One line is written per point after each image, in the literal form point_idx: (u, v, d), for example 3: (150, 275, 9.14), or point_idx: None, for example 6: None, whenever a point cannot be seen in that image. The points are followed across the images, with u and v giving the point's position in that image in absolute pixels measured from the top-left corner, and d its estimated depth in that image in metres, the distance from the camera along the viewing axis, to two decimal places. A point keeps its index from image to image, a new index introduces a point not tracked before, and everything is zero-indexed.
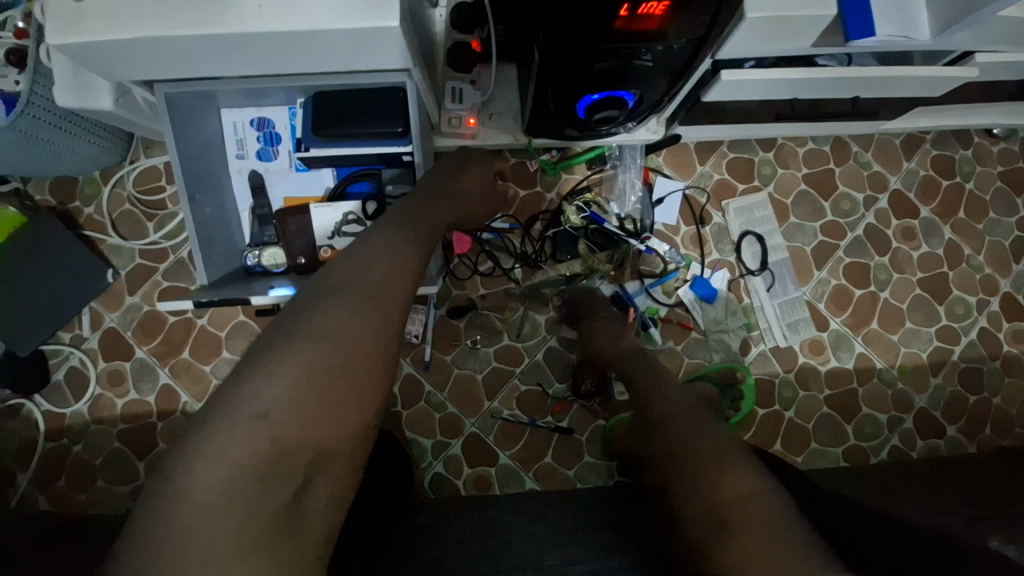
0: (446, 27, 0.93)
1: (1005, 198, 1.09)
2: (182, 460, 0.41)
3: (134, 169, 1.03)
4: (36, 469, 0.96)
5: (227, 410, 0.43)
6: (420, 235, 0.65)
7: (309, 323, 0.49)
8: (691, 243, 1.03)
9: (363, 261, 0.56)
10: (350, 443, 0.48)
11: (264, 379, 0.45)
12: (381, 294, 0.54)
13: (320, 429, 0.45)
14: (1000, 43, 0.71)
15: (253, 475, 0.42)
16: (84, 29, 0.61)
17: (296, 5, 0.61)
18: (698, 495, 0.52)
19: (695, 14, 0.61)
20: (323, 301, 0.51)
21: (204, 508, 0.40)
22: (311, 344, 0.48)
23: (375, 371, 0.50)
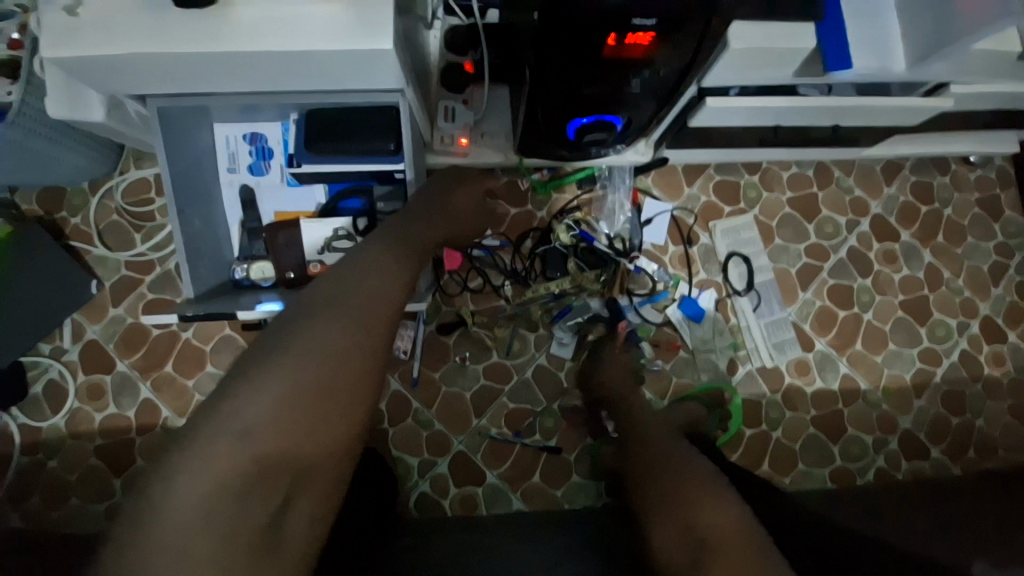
0: (439, 49, 0.94)
1: (982, 223, 1.12)
2: (158, 477, 0.40)
3: (125, 180, 1.02)
4: (10, 484, 0.93)
5: (209, 427, 0.42)
6: (408, 253, 0.65)
7: (294, 339, 0.48)
8: (679, 263, 1.04)
9: (349, 276, 0.56)
10: (331, 459, 0.47)
11: (251, 396, 0.44)
12: (366, 310, 0.54)
13: (302, 447, 0.45)
14: (971, 76, 0.74)
15: (233, 494, 0.41)
16: (79, 43, 0.61)
17: (292, 25, 0.62)
18: (669, 529, 0.52)
19: (679, 45, 0.63)
20: (307, 316, 0.50)
21: (183, 527, 0.39)
22: (296, 361, 0.47)
23: (358, 387, 0.50)
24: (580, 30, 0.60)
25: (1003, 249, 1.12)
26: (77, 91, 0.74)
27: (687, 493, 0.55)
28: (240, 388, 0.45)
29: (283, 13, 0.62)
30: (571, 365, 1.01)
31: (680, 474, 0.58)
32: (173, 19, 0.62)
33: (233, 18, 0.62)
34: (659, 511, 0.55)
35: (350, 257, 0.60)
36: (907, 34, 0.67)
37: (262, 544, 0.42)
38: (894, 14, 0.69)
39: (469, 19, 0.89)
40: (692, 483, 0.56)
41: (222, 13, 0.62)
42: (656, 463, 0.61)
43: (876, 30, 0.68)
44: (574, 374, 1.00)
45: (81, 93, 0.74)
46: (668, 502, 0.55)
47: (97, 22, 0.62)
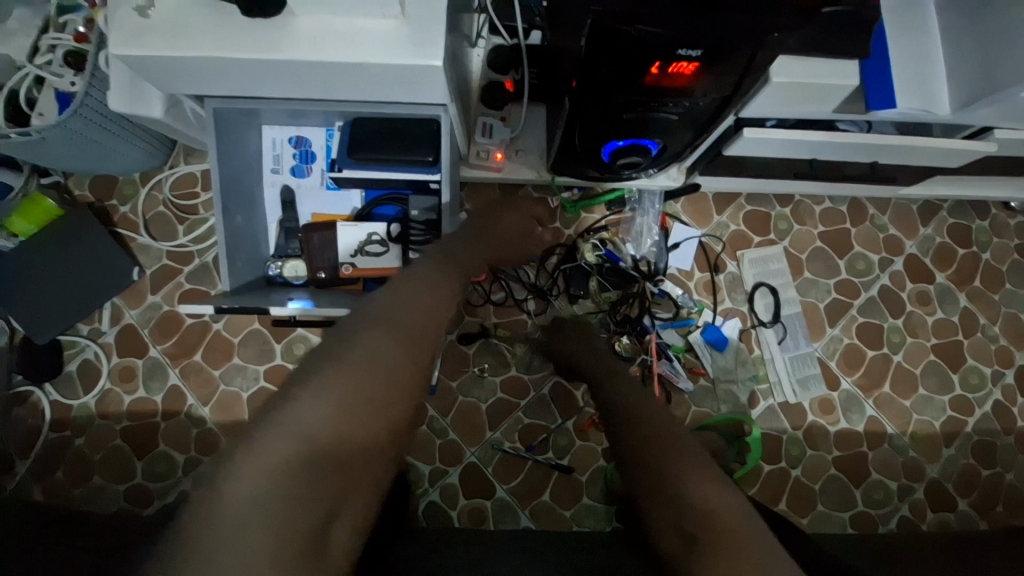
0: (482, 66, 0.97)
1: (1022, 270, 1.09)
2: (217, 476, 0.39)
3: (174, 174, 1.07)
4: (36, 459, 0.96)
5: (267, 425, 0.42)
6: (443, 262, 0.67)
7: (349, 348, 0.49)
8: (704, 289, 1.03)
9: (398, 292, 0.58)
10: (369, 471, 0.47)
11: (307, 399, 0.44)
12: (412, 326, 0.54)
13: (345, 454, 0.45)
14: (1019, 122, 0.73)
15: (290, 500, 0.40)
16: (148, 43, 0.65)
17: (349, 39, 0.65)
18: (661, 516, 0.48)
19: (722, 75, 0.64)
20: (361, 327, 0.51)
21: (234, 526, 0.38)
22: (351, 369, 0.47)
23: (402, 401, 0.50)
24: (626, 56, 0.61)
25: None
26: (139, 88, 0.79)
27: (672, 475, 0.50)
28: (295, 390, 0.45)
29: (342, 27, 0.65)
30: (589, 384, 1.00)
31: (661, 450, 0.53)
32: (238, 27, 0.65)
33: (294, 29, 0.65)
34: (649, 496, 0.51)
35: (400, 275, 0.61)
36: (954, 77, 0.67)
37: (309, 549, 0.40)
38: (942, 57, 0.69)
39: (513, 40, 0.92)
40: (674, 459, 0.51)
41: (284, 22, 0.65)
42: (636, 448, 0.55)
43: (923, 73, 0.68)
44: (591, 393, 1.00)
45: (143, 90, 0.79)
46: (654, 486, 0.51)
47: (167, 25, 0.66)
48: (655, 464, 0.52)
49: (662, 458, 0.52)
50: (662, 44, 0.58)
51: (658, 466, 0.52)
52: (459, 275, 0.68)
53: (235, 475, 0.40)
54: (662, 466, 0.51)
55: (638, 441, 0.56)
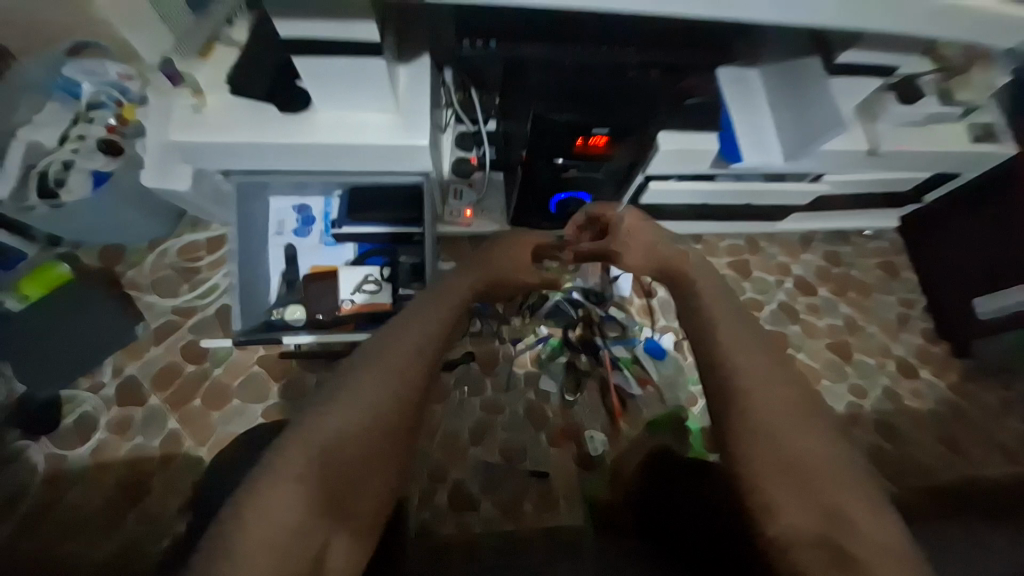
0: (452, 147, 1.22)
1: (884, 282, 1.40)
2: (236, 509, 0.54)
3: (179, 242, 1.21)
4: (20, 517, 0.99)
5: (278, 472, 0.56)
6: (438, 298, 0.75)
7: (344, 396, 0.62)
8: (643, 312, 1.26)
9: (390, 339, 0.68)
10: (362, 497, 0.60)
11: (307, 445, 0.58)
12: (401, 370, 0.65)
13: (346, 482, 0.59)
14: (837, 168, 1.03)
15: (290, 531, 0.53)
16: (198, 133, 0.85)
17: (358, 128, 0.89)
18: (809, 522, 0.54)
19: (625, 146, 0.92)
20: (356, 379, 0.64)
21: (247, 551, 0.51)
22: (344, 417, 0.61)
23: (390, 438, 0.62)
24: (558, 134, 0.88)
25: (904, 302, 1.38)
26: (170, 168, 0.97)
27: (810, 479, 0.56)
28: (300, 436, 0.59)
29: (352, 121, 0.89)
30: (557, 400, 1.15)
31: (799, 451, 0.58)
32: (272, 120, 0.87)
33: (315, 121, 0.88)
34: (783, 490, 0.57)
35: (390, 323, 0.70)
36: (783, 137, 0.95)
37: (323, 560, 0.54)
38: (773, 123, 0.97)
39: (474, 128, 1.19)
40: (822, 470, 0.57)
41: (307, 117, 0.88)
42: (763, 437, 0.59)
43: (762, 135, 0.96)
44: (559, 409, 1.14)
45: (174, 169, 0.97)
46: (792, 486, 0.56)
47: (212, 120, 0.86)
48: (790, 460, 0.58)
49: (798, 461, 0.57)
50: (581, 126, 0.85)
51: (795, 463, 0.57)
52: (451, 314, 0.74)
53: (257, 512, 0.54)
54: (797, 468, 0.57)
55: (774, 433, 0.59)
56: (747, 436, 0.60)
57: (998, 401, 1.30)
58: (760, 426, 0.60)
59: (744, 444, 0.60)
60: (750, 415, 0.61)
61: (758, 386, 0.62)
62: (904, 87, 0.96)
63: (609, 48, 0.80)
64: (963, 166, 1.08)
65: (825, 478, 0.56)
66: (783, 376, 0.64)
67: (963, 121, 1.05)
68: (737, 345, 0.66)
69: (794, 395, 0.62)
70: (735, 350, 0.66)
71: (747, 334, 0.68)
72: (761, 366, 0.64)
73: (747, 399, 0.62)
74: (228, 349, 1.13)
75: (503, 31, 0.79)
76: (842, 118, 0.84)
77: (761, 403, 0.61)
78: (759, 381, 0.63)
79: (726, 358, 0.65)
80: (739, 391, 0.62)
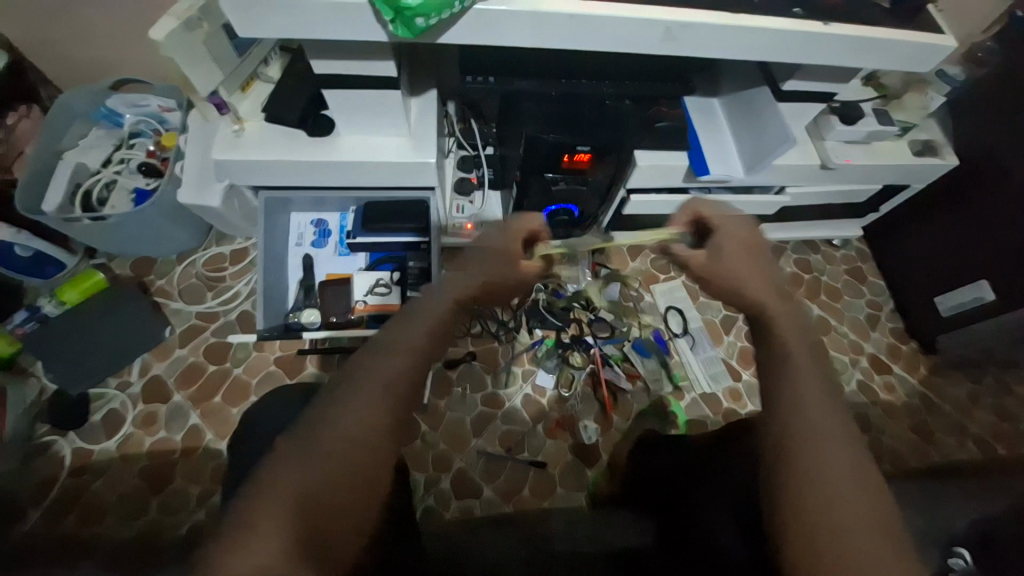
0: (454, 170, 1.33)
1: (852, 286, 1.52)
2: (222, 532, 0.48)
3: (206, 254, 1.33)
4: (50, 505, 1.07)
5: (239, 546, 0.46)
6: (424, 310, 0.61)
7: (308, 444, 0.51)
8: (630, 315, 1.36)
9: (362, 365, 0.56)
10: (340, 548, 0.51)
11: (270, 505, 0.48)
12: (374, 398, 0.54)
13: (324, 538, 0.49)
14: (794, 181, 1.17)
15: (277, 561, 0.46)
16: (239, 153, 0.99)
17: (376, 149, 1.02)
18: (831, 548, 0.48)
19: (606, 163, 1.07)
20: (325, 420, 0.53)
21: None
22: (308, 469, 0.50)
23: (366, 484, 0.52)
24: (548, 153, 1.02)
25: (872, 304, 1.50)
26: (205, 187, 1.10)
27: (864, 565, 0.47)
28: (259, 496, 0.48)
29: (370, 144, 1.03)
30: (552, 392, 1.26)
31: (857, 532, 0.48)
32: (303, 143, 1.01)
33: (339, 144, 1.02)
34: (833, 572, 0.47)
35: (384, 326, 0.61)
36: (743, 154, 1.09)
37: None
38: (735, 142, 1.11)
39: (474, 151, 1.32)
40: (851, 502, 0.49)
41: (332, 141, 1.02)
42: (812, 505, 0.50)
43: (724, 153, 1.10)
44: (555, 400, 1.25)
45: (208, 188, 1.10)
46: (846, 571, 0.47)
47: (251, 142, 1.00)
48: (844, 538, 0.48)
49: (854, 541, 0.48)
50: (567, 145, 1.00)
51: (848, 544, 0.48)
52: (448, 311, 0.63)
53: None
54: (850, 550, 0.47)
55: (829, 504, 0.49)
56: (795, 502, 0.50)
57: (965, 393, 1.40)
58: (816, 491, 0.50)
59: (789, 510, 0.51)
60: (808, 477, 0.51)
61: (822, 445, 0.52)
62: (846, 111, 1.09)
63: (589, 81, 0.95)
64: (911, 179, 1.21)
65: (884, 570, 0.46)
66: (851, 435, 0.53)
67: (902, 138, 1.19)
68: (802, 391, 0.55)
69: (859, 461, 0.51)
70: (804, 396, 0.55)
71: (819, 376, 0.56)
72: (834, 423, 0.53)
73: (808, 457, 0.51)
74: (248, 349, 1.25)
75: (500, 67, 0.94)
76: (788, 133, 0.94)
77: (820, 466, 0.51)
78: (823, 440, 0.52)
79: (789, 404, 0.54)
80: (794, 446, 0.52)
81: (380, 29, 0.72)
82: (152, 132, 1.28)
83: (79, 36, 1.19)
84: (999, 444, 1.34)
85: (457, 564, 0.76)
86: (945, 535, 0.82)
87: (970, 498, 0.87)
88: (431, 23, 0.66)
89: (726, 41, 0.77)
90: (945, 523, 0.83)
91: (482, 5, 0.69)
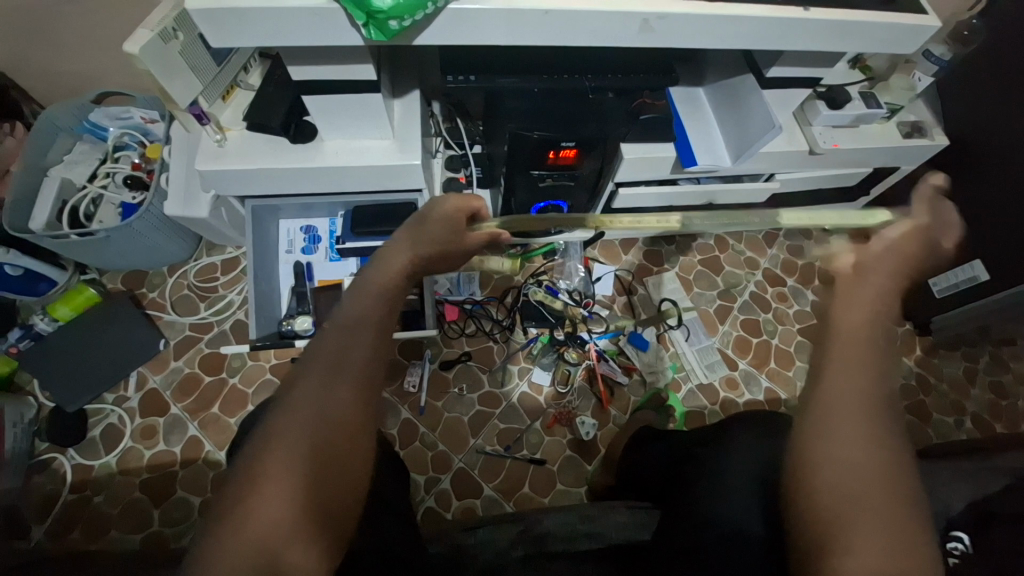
0: (442, 169, 1.33)
1: None
2: (222, 517, 0.51)
3: (198, 265, 1.33)
4: (53, 520, 1.08)
5: (252, 499, 0.50)
6: (373, 285, 0.65)
7: (292, 408, 0.55)
8: (624, 308, 1.37)
9: (320, 337, 0.60)
10: (342, 505, 0.54)
11: (274, 463, 0.52)
12: (345, 360, 0.58)
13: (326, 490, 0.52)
14: (784, 167, 1.16)
15: (267, 536, 0.49)
16: (222, 162, 0.98)
17: (361, 153, 1.02)
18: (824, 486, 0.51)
19: (593, 158, 1.06)
20: (311, 384, 0.56)
21: (230, 534, 0.49)
22: (297, 428, 0.53)
23: (351, 437, 0.55)
24: (534, 151, 1.02)
25: None
26: (192, 198, 1.10)
27: (873, 519, 0.49)
28: (257, 477, 0.51)
29: (353, 148, 1.02)
30: (549, 389, 1.27)
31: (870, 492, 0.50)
32: (287, 151, 1.01)
33: (323, 150, 1.01)
34: (845, 521, 0.49)
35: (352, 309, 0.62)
36: (728, 143, 1.08)
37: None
38: (721, 131, 1.10)
39: (462, 151, 1.31)
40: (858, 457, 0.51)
41: (316, 146, 1.02)
42: (840, 463, 0.51)
43: (711, 144, 1.10)
44: (551, 396, 1.26)
45: (194, 199, 1.10)
46: (852, 521, 0.49)
47: (235, 152, 1.00)
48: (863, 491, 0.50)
49: (864, 499, 0.49)
50: (552, 142, 0.99)
51: (864, 497, 0.50)
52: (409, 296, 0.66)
53: (222, 556, 0.48)
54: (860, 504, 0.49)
55: (846, 459, 0.51)
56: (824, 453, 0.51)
57: (962, 371, 1.41)
58: (839, 448, 0.51)
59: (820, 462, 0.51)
60: (838, 438, 0.51)
61: (848, 407, 0.52)
62: (831, 95, 1.08)
63: (571, 76, 0.94)
64: (901, 160, 1.21)
65: (888, 529, 0.48)
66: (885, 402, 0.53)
67: (891, 121, 1.17)
68: (851, 357, 0.55)
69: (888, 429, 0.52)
70: (838, 359, 0.55)
71: (873, 345, 0.55)
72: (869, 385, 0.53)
73: (830, 415, 0.52)
74: (242, 358, 1.25)
75: (482, 66, 0.93)
76: (773, 120, 0.93)
77: (851, 425, 0.52)
78: (849, 401, 0.52)
79: (821, 370, 0.55)
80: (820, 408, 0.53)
81: (354, 32, 0.71)
82: (136, 144, 1.27)
83: (56, 50, 1.18)
84: (997, 421, 1.35)
85: (458, 563, 0.77)
86: (941, 515, 0.83)
87: (965, 477, 0.87)
88: (405, 25, 0.65)
89: (706, 31, 0.77)
90: (941, 503, 0.84)
91: (456, 5, 0.69)
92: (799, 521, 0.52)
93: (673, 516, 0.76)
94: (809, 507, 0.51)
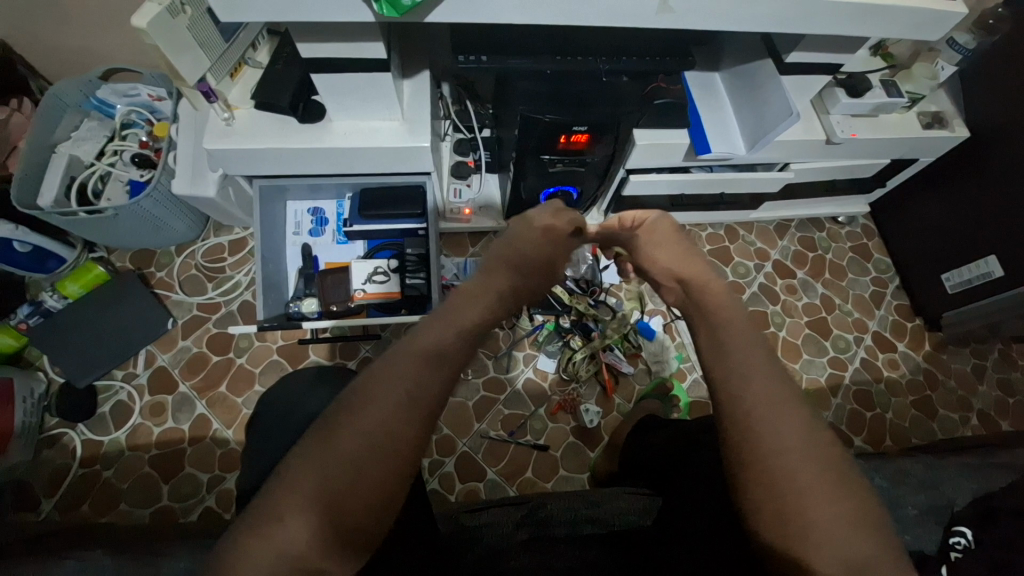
0: (450, 153, 1.31)
1: (858, 264, 1.50)
2: None
3: (205, 245, 1.33)
4: (63, 493, 1.10)
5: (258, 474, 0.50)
6: (446, 305, 0.60)
7: (328, 418, 0.51)
8: (632, 297, 1.34)
9: (378, 359, 0.55)
10: (361, 508, 0.49)
11: (299, 468, 0.49)
12: (392, 374, 0.53)
13: (342, 488, 0.48)
14: (798, 157, 1.14)
15: None
16: (231, 141, 0.97)
17: (369, 133, 1.00)
18: (766, 503, 0.48)
19: (604, 142, 1.04)
20: (356, 395, 0.52)
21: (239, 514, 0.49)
22: (323, 450, 0.49)
23: (383, 454, 0.50)
24: (545, 136, 1.01)
25: (878, 281, 1.48)
26: (199, 178, 1.09)
27: (829, 523, 0.47)
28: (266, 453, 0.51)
29: (361, 130, 1.01)
30: (554, 375, 1.27)
31: (814, 502, 0.47)
32: (294, 131, 0.99)
33: (331, 131, 1.00)
34: (804, 533, 0.47)
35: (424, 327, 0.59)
36: (743, 130, 1.06)
37: (340, 561, 0.47)
38: (737, 120, 1.08)
39: (471, 135, 1.29)
40: (791, 460, 0.49)
41: (325, 127, 1.00)
42: (781, 483, 0.48)
43: (726, 131, 1.08)
44: (555, 383, 1.26)
45: (201, 179, 1.09)
46: (818, 534, 0.46)
47: (242, 131, 0.98)
48: (796, 504, 0.47)
49: (821, 481, 0.48)
50: (564, 125, 0.97)
51: (802, 502, 0.47)
52: (460, 300, 0.61)
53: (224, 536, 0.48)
54: (813, 518, 0.47)
55: (799, 481, 0.48)
56: (763, 480, 0.49)
57: (971, 368, 1.39)
58: (779, 453, 0.49)
59: (747, 483, 0.50)
60: (769, 456, 0.49)
61: (774, 402, 0.52)
62: (852, 82, 1.05)
63: (586, 58, 0.91)
64: (921, 151, 1.18)
65: (842, 529, 0.46)
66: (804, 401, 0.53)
67: (912, 110, 1.14)
68: (751, 357, 0.55)
69: (805, 420, 0.51)
70: (735, 372, 0.54)
71: (757, 352, 0.56)
72: (763, 390, 0.52)
73: (749, 432, 0.51)
74: (250, 339, 1.26)
75: (495, 47, 0.90)
76: (792, 107, 0.91)
77: (771, 431, 0.50)
78: (771, 410, 0.51)
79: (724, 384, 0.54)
80: (755, 423, 0.51)
81: (363, 7, 0.69)
82: (142, 121, 1.26)
83: (64, 27, 1.17)
84: (1003, 419, 1.34)
85: (461, 544, 0.78)
86: (945, 510, 0.83)
87: (970, 474, 0.87)
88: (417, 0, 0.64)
89: (726, 10, 0.74)
90: (945, 499, 0.84)
91: None
92: (758, 540, 0.50)
93: (672, 503, 0.77)
94: (762, 521, 0.49)
